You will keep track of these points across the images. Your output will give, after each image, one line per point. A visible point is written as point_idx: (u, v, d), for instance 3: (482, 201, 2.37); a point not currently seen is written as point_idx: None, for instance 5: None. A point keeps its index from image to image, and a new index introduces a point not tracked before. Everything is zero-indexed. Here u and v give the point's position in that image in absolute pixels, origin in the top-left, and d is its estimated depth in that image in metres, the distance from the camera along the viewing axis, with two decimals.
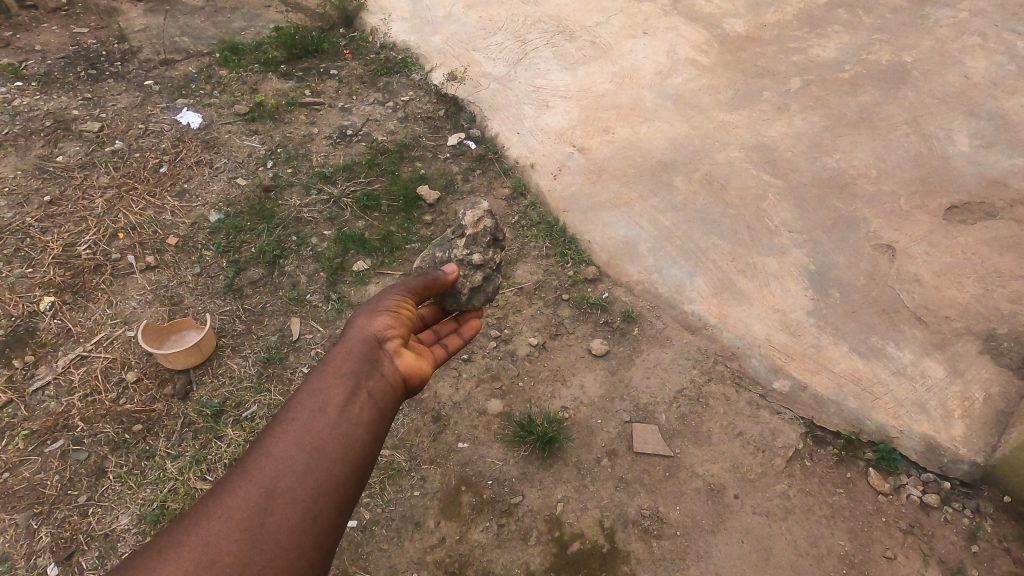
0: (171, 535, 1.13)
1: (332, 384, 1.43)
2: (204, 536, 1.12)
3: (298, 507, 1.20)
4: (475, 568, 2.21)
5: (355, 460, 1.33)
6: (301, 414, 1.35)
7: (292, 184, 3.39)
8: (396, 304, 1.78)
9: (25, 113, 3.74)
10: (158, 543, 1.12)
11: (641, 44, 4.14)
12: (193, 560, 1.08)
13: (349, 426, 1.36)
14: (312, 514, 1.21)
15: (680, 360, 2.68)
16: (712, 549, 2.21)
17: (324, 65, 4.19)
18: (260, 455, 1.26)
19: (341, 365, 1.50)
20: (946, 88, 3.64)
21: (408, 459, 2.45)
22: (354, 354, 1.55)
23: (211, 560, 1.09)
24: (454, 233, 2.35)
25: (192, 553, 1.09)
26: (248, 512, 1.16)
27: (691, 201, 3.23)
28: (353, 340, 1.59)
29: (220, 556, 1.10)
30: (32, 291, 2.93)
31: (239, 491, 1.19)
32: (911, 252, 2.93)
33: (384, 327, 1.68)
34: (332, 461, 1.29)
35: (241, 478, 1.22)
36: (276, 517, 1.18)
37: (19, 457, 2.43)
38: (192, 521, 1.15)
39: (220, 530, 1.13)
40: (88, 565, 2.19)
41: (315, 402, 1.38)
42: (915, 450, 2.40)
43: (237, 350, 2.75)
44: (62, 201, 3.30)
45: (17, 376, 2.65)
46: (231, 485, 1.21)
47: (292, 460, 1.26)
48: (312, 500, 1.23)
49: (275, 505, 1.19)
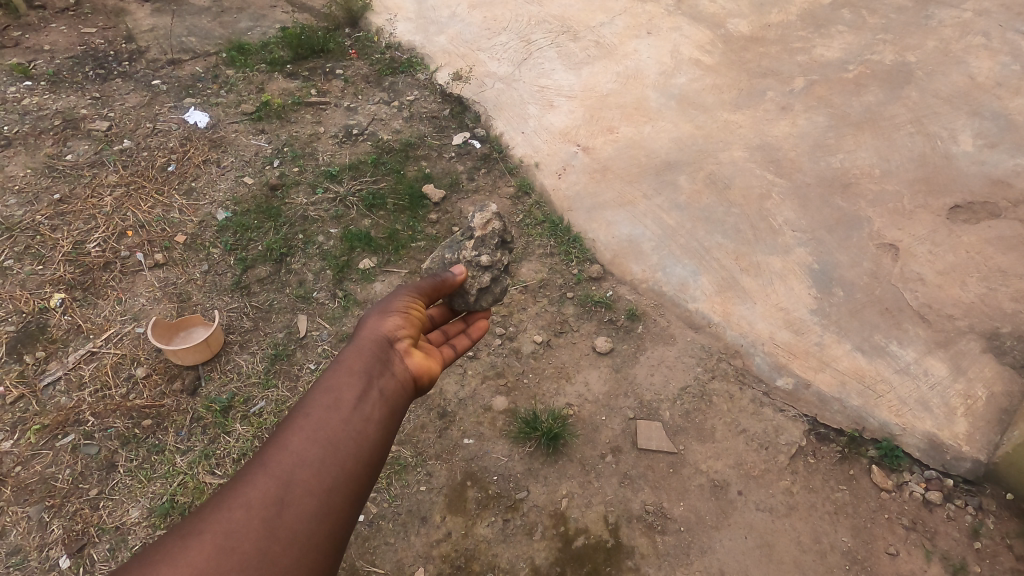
0: (191, 522, 1.15)
1: (345, 382, 1.45)
2: (224, 524, 1.14)
3: (313, 500, 1.23)
4: (480, 562, 2.23)
5: (367, 456, 1.35)
6: (315, 410, 1.37)
7: (299, 182, 3.42)
8: (406, 305, 1.81)
9: (34, 113, 3.78)
10: (178, 530, 1.14)
11: (645, 44, 4.16)
12: (214, 547, 1.11)
13: (362, 423, 1.39)
14: (327, 506, 1.24)
15: (684, 357, 2.70)
16: (716, 545, 2.23)
17: (329, 64, 4.22)
18: (276, 447, 1.28)
19: (354, 363, 1.52)
20: (950, 88, 3.65)
21: (414, 454, 2.48)
22: (366, 353, 1.57)
23: (231, 548, 1.12)
24: (464, 236, 2.39)
25: (213, 539, 1.12)
26: (267, 502, 1.19)
27: (696, 200, 3.25)
28: (365, 339, 1.61)
29: (240, 543, 1.13)
30: (43, 288, 2.97)
31: (257, 482, 1.21)
32: (914, 252, 2.94)
33: (395, 327, 1.70)
34: (346, 456, 1.32)
35: (258, 469, 1.24)
36: (293, 509, 1.20)
37: (31, 451, 2.46)
38: (211, 510, 1.17)
39: (240, 519, 1.15)
40: (99, 557, 2.21)
41: (329, 398, 1.40)
42: (918, 448, 2.41)
43: (245, 347, 2.78)
44: (72, 199, 3.33)
45: (29, 371, 2.68)
46: (249, 475, 1.23)
47: (308, 454, 1.28)
48: (327, 493, 1.25)
49: (292, 496, 1.21)
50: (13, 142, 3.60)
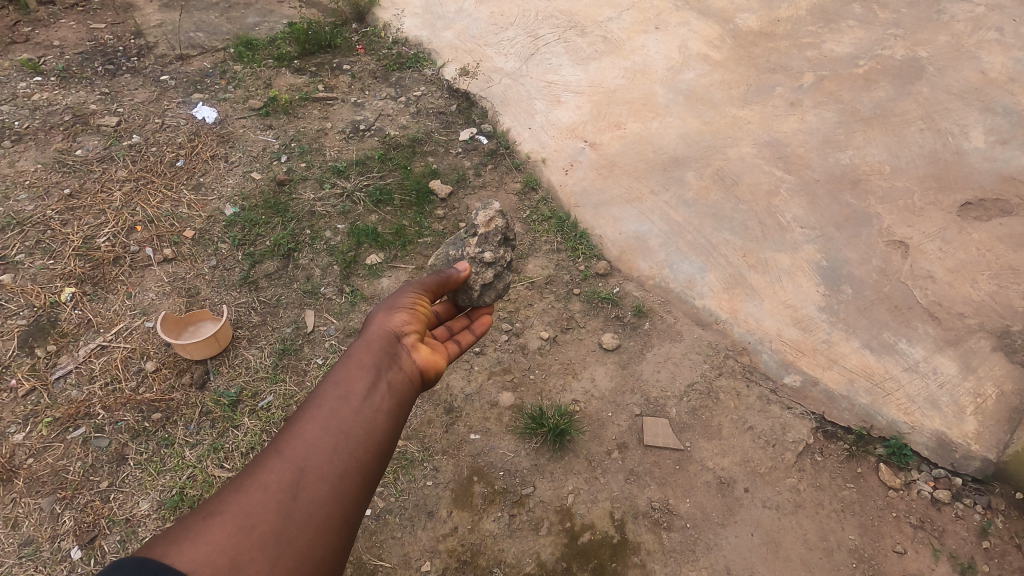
0: (210, 504, 1.17)
1: (354, 374, 1.46)
2: (243, 506, 1.16)
3: (326, 484, 1.25)
4: (487, 557, 2.23)
5: (377, 445, 1.37)
6: (326, 400, 1.38)
7: (306, 178, 3.43)
8: (413, 300, 1.81)
9: (45, 108, 3.80)
10: (199, 510, 1.16)
11: (653, 40, 4.14)
12: (234, 526, 1.13)
13: (372, 413, 1.40)
14: (340, 491, 1.26)
15: (691, 354, 2.69)
16: (722, 542, 2.22)
17: (336, 60, 4.22)
18: (290, 434, 1.30)
19: (363, 357, 1.53)
20: (962, 83, 3.61)
21: (420, 450, 2.48)
22: (374, 347, 1.57)
23: (250, 527, 1.13)
24: (467, 232, 2.37)
25: (232, 519, 1.14)
26: (282, 486, 1.21)
27: (703, 196, 3.24)
28: (374, 334, 1.62)
29: (258, 524, 1.14)
30: (54, 282, 2.99)
31: (273, 466, 1.23)
32: (925, 248, 2.92)
33: (403, 322, 1.71)
34: (356, 445, 1.33)
35: (274, 455, 1.26)
36: (307, 493, 1.22)
37: (42, 443, 2.48)
38: (230, 492, 1.19)
39: (258, 501, 1.17)
40: (110, 548, 2.23)
41: (339, 390, 1.41)
42: (927, 446, 2.39)
43: (253, 341, 2.79)
44: (82, 194, 3.35)
45: (40, 365, 2.71)
46: (265, 461, 1.25)
47: (321, 441, 1.30)
48: (338, 479, 1.26)
49: (306, 481, 1.23)
50: (24, 137, 3.63)
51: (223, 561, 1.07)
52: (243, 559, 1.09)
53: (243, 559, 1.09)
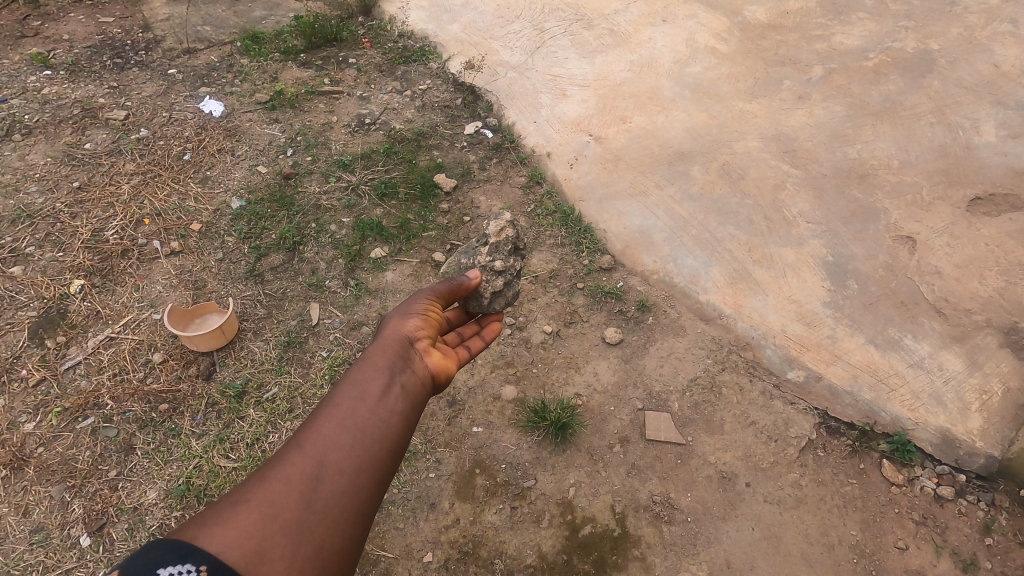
0: (236, 492, 1.19)
1: (370, 375, 1.48)
2: (267, 494, 1.18)
3: (344, 477, 1.27)
4: (487, 549, 2.25)
5: (391, 445, 1.38)
6: (344, 400, 1.40)
7: (312, 171, 3.44)
8: (425, 306, 1.82)
9: (54, 102, 3.84)
10: (226, 497, 1.18)
11: (661, 33, 4.12)
12: (261, 512, 1.15)
13: (387, 413, 1.42)
14: (357, 486, 1.28)
15: (694, 349, 2.69)
16: (722, 536, 2.23)
17: (343, 53, 4.22)
18: (310, 430, 1.32)
19: (378, 359, 1.55)
20: (974, 77, 3.56)
21: (423, 442, 2.50)
22: (388, 350, 1.59)
23: (273, 514, 1.16)
24: (479, 241, 2.39)
25: (258, 507, 1.16)
26: (303, 479, 1.23)
27: (709, 190, 3.23)
28: (387, 338, 1.64)
29: (281, 510, 1.17)
30: (63, 274, 3.02)
31: (295, 459, 1.25)
32: (932, 244, 2.90)
33: (415, 328, 1.72)
34: (372, 442, 1.35)
35: (294, 449, 1.28)
36: (327, 485, 1.24)
37: (52, 433, 2.52)
38: (254, 482, 1.22)
39: (280, 491, 1.19)
40: (118, 537, 2.27)
41: (355, 390, 1.43)
42: (931, 443, 2.38)
43: (259, 334, 2.82)
44: (91, 187, 3.38)
45: (50, 356, 2.74)
46: (286, 455, 1.26)
47: (339, 438, 1.32)
48: (355, 474, 1.28)
49: (326, 473, 1.25)
50: (33, 131, 3.66)
51: (249, 545, 1.09)
52: (267, 545, 1.11)
53: (268, 544, 1.11)
